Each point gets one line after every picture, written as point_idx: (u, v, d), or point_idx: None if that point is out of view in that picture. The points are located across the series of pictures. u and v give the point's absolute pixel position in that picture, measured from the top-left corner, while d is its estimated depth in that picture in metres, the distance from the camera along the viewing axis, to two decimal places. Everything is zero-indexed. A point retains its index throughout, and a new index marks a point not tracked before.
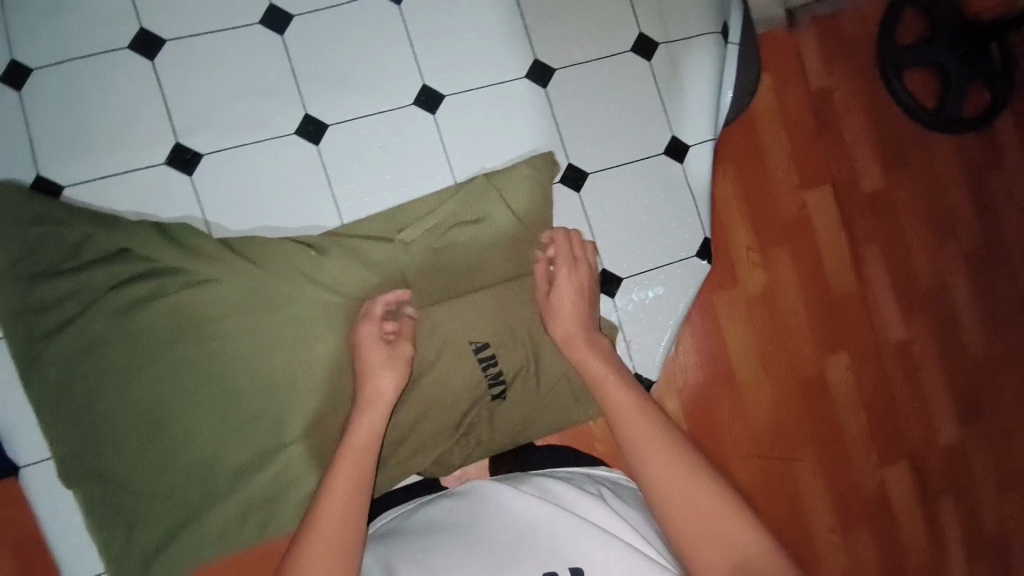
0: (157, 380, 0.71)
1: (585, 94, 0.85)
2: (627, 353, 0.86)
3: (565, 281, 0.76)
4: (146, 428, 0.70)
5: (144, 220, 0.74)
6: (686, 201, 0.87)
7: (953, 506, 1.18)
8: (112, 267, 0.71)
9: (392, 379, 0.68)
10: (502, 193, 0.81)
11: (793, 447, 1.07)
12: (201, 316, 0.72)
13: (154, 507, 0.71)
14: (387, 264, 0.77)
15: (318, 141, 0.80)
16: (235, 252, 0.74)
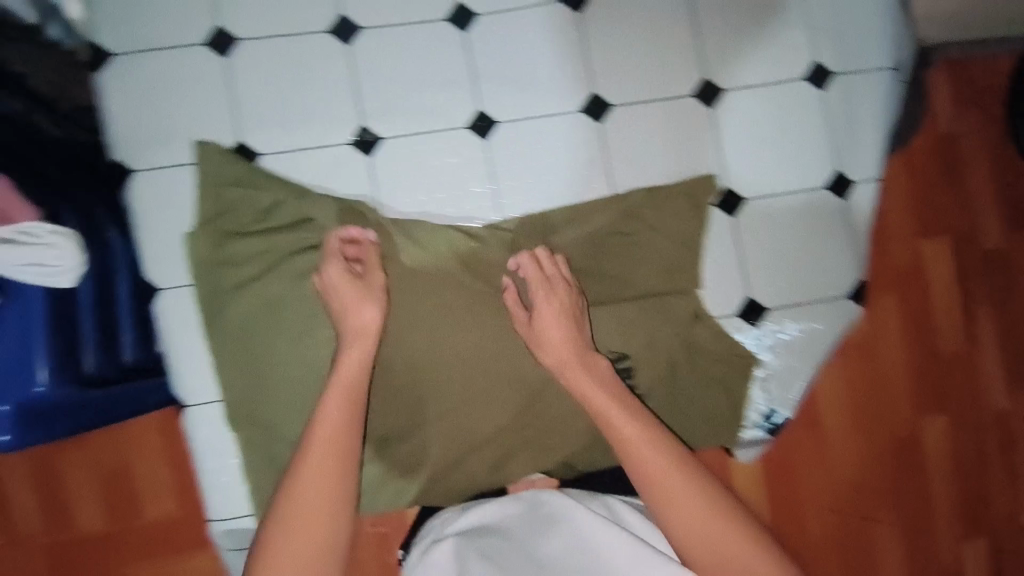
0: (323, 342, 0.80)
1: (755, 118, 0.82)
2: (762, 385, 0.85)
3: (543, 307, 0.75)
4: (308, 386, 0.79)
5: (326, 194, 0.80)
6: (842, 237, 0.84)
7: None
8: (298, 235, 0.80)
9: (373, 311, 0.73)
10: (658, 209, 0.82)
11: (873, 507, 1.04)
12: None
13: None
14: None
15: (486, 137, 0.83)
16: (404, 235, 0.81)
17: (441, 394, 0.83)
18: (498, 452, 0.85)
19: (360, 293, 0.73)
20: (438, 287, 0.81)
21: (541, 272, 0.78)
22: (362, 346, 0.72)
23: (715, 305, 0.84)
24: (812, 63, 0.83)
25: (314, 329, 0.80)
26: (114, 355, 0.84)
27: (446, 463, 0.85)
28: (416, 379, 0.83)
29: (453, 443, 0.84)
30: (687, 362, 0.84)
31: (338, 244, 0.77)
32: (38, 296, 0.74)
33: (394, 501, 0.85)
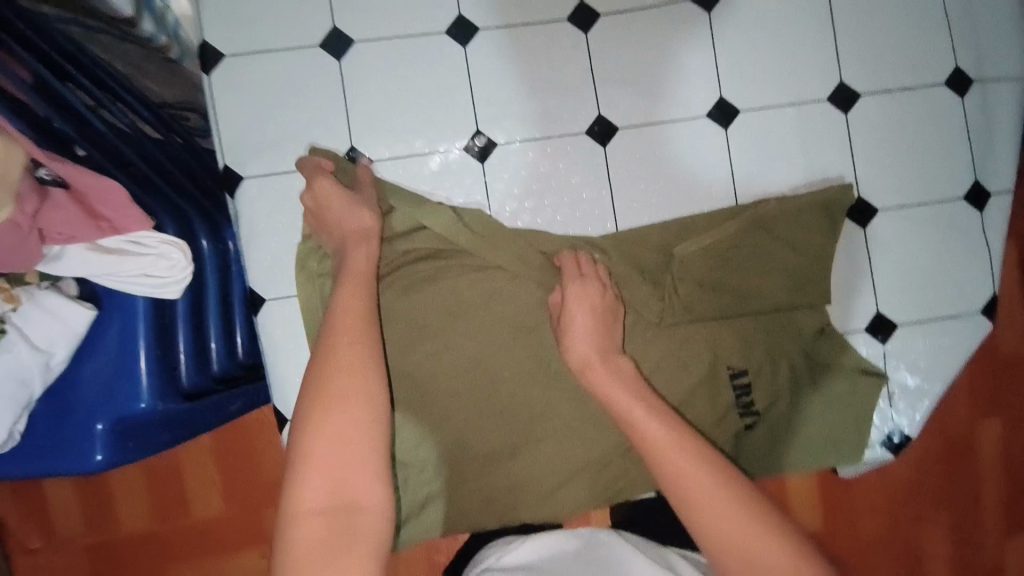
0: (433, 355, 0.77)
1: (887, 126, 0.80)
2: (886, 400, 0.83)
3: (573, 300, 0.71)
4: (416, 402, 0.78)
5: (443, 204, 0.77)
6: (977, 250, 0.81)
7: None
8: (410, 242, 0.77)
9: (371, 213, 0.69)
10: (789, 220, 0.78)
11: (926, 511, 1.19)
12: (475, 300, 0.77)
13: (412, 478, 0.80)
14: (654, 271, 0.79)
15: (606, 144, 0.79)
16: (524, 244, 0.78)
17: (498, 416, 0.78)
18: (598, 472, 0.81)
19: (351, 202, 0.69)
20: (505, 293, 0.78)
21: (577, 270, 0.74)
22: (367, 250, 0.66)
23: (843, 319, 0.81)
24: (955, 68, 0.79)
25: (426, 340, 0.77)
26: (206, 367, 0.83)
27: (494, 487, 0.80)
28: (461, 400, 0.78)
29: (551, 463, 0.80)
30: (807, 377, 0.81)
31: (311, 165, 0.73)
32: (146, 308, 0.74)
33: (447, 524, 0.81)
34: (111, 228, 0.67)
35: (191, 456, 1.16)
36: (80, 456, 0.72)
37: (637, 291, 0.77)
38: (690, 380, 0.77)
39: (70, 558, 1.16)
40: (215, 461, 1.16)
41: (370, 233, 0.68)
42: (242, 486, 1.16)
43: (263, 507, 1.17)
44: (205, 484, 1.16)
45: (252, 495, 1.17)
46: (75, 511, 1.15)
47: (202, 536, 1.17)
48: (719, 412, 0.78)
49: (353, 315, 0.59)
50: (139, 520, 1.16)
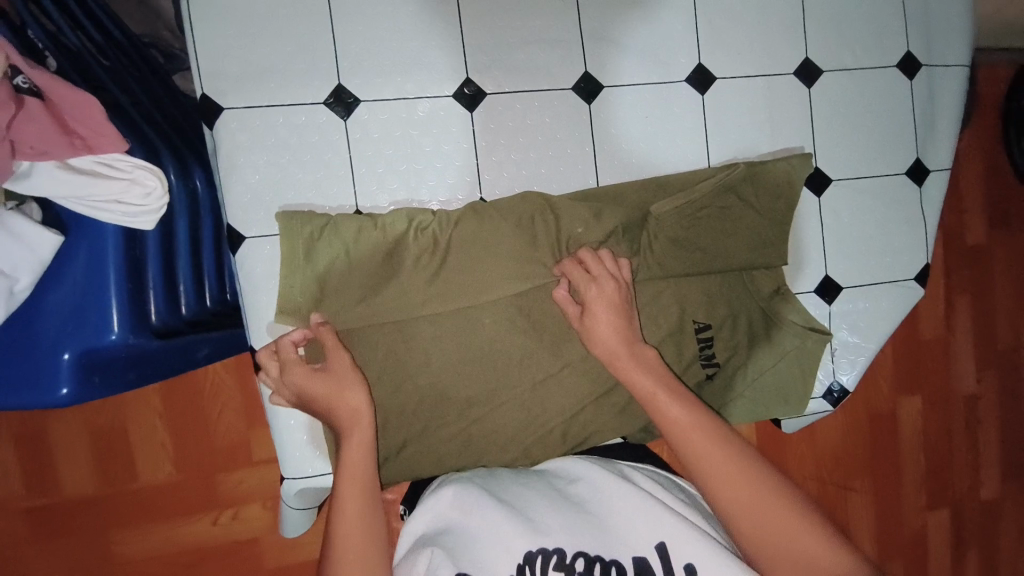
0: (413, 300, 0.77)
1: (844, 103, 0.87)
2: (829, 357, 0.91)
3: (597, 313, 0.73)
4: (395, 344, 0.78)
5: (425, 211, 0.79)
6: (914, 222, 0.90)
7: (976, 555, 1.45)
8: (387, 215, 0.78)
9: (356, 389, 0.70)
10: (755, 184, 0.84)
11: (850, 479, 1.35)
12: (456, 250, 0.79)
13: (389, 421, 0.80)
14: (631, 232, 0.81)
15: (591, 101, 0.82)
16: (500, 205, 0.80)
17: (476, 363, 0.79)
18: (567, 421, 0.84)
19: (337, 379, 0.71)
20: (489, 241, 0.79)
21: (587, 274, 0.76)
22: (359, 442, 0.69)
23: (797, 280, 0.88)
24: (905, 52, 0.89)
25: (408, 281, 0.78)
26: (175, 307, 0.79)
27: (463, 436, 0.81)
28: (436, 343, 0.78)
29: (523, 411, 0.82)
30: (762, 330, 0.87)
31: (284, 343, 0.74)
32: (117, 237, 0.71)
33: (413, 472, 0.83)
34: (85, 147, 0.65)
35: (139, 419, 1.12)
36: (44, 388, 0.70)
37: (615, 248, 0.80)
38: (659, 332, 0.82)
39: (4, 521, 1.10)
40: (165, 426, 1.12)
41: (360, 416, 0.70)
42: (195, 453, 1.13)
43: (216, 474, 1.14)
44: (153, 450, 1.12)
45: (204, 462, 1.14)
46: (7, 472, 1.09)
47: (149, 500, 1.13)
48: (687, 363, 0.83)
49: (354, 520, 0.65)
50: (82, 485, 1.11)
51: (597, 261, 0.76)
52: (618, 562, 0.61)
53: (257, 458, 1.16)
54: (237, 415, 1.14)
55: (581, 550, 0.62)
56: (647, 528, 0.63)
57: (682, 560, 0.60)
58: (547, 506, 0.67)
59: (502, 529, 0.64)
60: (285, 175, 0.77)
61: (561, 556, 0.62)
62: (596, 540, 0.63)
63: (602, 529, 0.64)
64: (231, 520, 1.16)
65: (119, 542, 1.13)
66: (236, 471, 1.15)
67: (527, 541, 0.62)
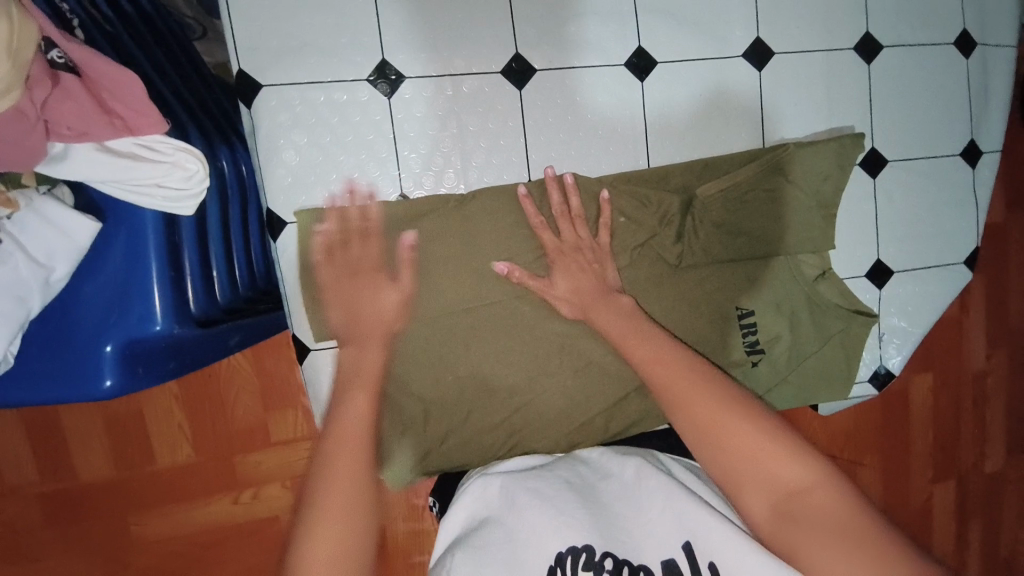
0: (448, 287, 0.75)
1: (901, 80, 0.84)
2: (876, 340, 0.89)
3: (559, 267, 0.71)
4: (432, 333, 0.75)
5: (450, 195, 0.75)
6: (967, 205, 0.88)
7: (981, 526, 1.48)
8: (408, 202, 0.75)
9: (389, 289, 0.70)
10: (810, 163, 0.79)
11: (860, 454, 1.36)
12: (490, 232, 0.75)
13: (432, 413, 0.78)
14: (673, 215, 0.78)
15: (643, 77, 0.78)
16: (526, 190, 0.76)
17: (516, 349, 0.77)
18: (611, 408, 0.81)
19: (367, 274, 0.70)
20: (523, 228, 0.75)
21: (568, 225, 0.72)
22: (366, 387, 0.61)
23: (849, 265, 0.85)
24: (963, 27, 0.86)
25: (442, 272, 0.74)
26: (212, 293, 0.75)
27: (504, 429, 0.79)
28: (472, 334, 0.76)
29: (565, 399, 0.80)
30: (810, 318, 0.83)
31: (347, 194, 0.74)
32: (157, 223, 0.67)
33: (450, 468, 0.80)
34: (124, 127, 0.62)
35: (155, 401, 1.04)
36: (86, 381, 0.67)
37: (661, 245, 0.78)
38: (698, 321, 0.79)
39: (17, 510, 1.04)
40: (182, 409, 1.05)
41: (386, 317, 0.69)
42: (212, 435, 1.07)
43: (234, 456, 1.08)
44: (169, 432, 1.06)
45: (223, 443, 1.07)
46: (20, 454, 1.03)
47: (167, 483, 1.07)
48: (727, 353, 0.80)
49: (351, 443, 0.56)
50: (96, 470, 1.05)
51: (571, 223, 0.72)
52: (645, 565, 0.58)
53: (275, 439, 1.09)
54: (254, 398, 1.06)
55: (608, 550, 0.58)
56: (672, 527, 0.59)
57: (704, 556, 0.56)
58: (575, 498, 0.63)
59: (529, 525, 0.61)
60: (326, 156, 0.73)
61: (589, 554, 0.58)
62: (622, 542, 0.59)
63: (628, 530, 0.60)
64: (252, 500, 1.10)
65: (138, 524, 1.07)
66: (254, 452, 1.08)
67: (557, 541, 0.59)
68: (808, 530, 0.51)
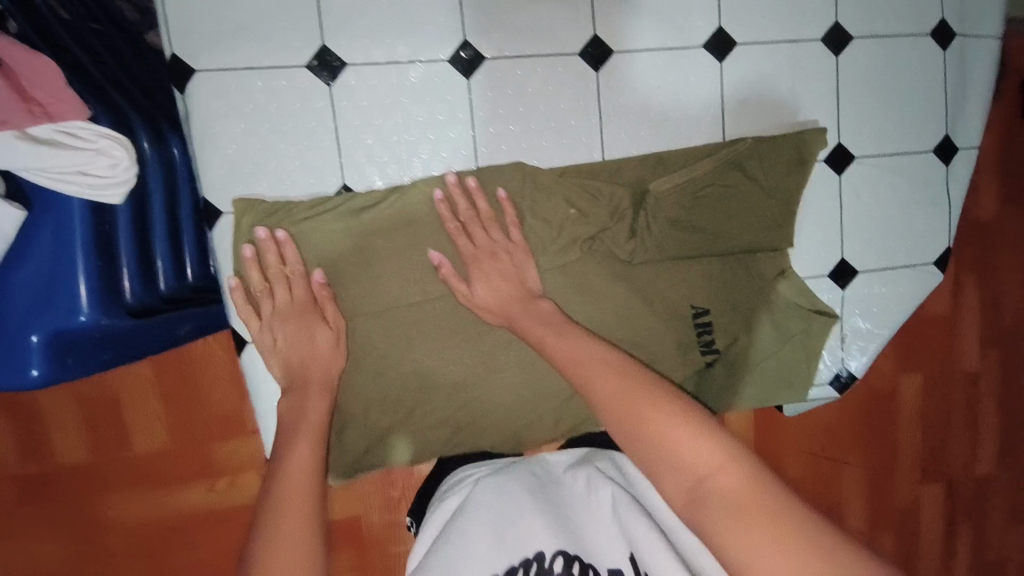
0: (385, 282, 0.73)
1: (871, 74, 0.80)
2: (839, 342, 0.86)
3: (479, 274, 0.70)
4: (368, 330, 0.73)
5: (393, 188, 0.73)
6: (941, 204, 0.84)
7: (971, 538, 1.35)
8: (351, 196, 0.72)
9: (324, 332, 0.70)
10: (764, 159, 0.77)
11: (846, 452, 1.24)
12: (431, 226, 0.72)
13: (370, 414, 0.76)
14: (619, 210, 0.75)
15: (599, 67, 0.75)
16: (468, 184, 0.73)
17: (458, 347, 0.75)
18: (557, 407, 0.80)
19: (301, 312, 0.69)
20: None
21: (485, 234, 0.70)
22: (310, 439, 0.66)
23: (810, 263, 0.82)
24: (940, 17, 0.82)
25: (384, 266, 0.72)
26: (152, 283, 0.72)
27: (447, 427, 0.78)
28: (418, 331, 0.74)
29: (512, 396, 0.78)
30: (766, 321, 0.82)
31: (272, 242, 0.69)
32: (84, 211, 0.65)
33: (393, 464, 0.79)
34: (45, 114, 0.60)
35: (128, 381, 0.92)
36: (14, 370, 0.66)
37: (611, 241, 0.76)
38: (648, 320, 0.77)
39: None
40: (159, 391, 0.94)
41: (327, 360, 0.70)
42: (190, 419, 0.96)
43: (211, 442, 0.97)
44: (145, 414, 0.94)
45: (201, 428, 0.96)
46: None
47: (118, 470, 0.96)
48: (679, 353, 0.78)
49: (296, 484, 0.62)
50: (68, 450, 0.94)
51: (482, 227, 0.70)
52: (592, 565, 0.62)
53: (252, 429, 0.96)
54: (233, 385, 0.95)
55: (560, 550, 0.62)
56: (620, 541, 0.63)
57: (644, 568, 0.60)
58: (527, 501, 0.67)
59: (475, 525, 0.65)
60: (265, 145, 0.71)
61: (541, 560, 0.61)
62: (578, 543, 0.63)
63: (578, 537, 0.64)
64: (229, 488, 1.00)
65: (109, 510, 0.97)
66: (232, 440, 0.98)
67: (507, 554, 0.62)
68: (719, 516, 0.49)
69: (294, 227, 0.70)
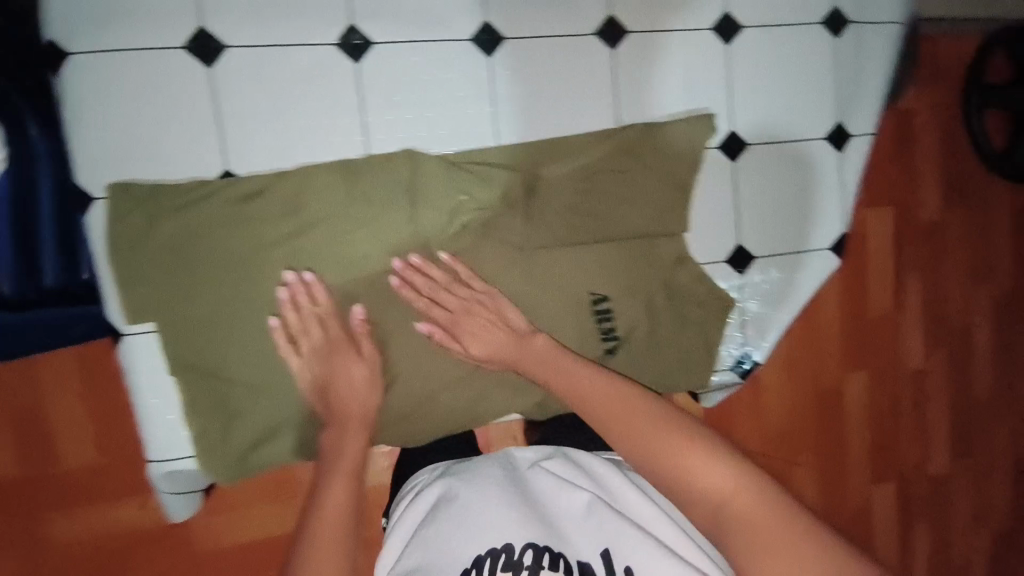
0: (268, 270, 0.73)
1: (762, 64, 0.82)
2: (740, 329, 0.88)
3: (464, 334, 0.72)
4: (254, 319, 0.74)
5: (277, 174, 0.73)
6: (834, 190, 0.86)
7: (927, 532, 1.25)
8: (229, 184, 0.71)
9: (359, 368, 0.72)
10: (655, 147, 0.80)
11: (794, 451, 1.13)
12: (318, 214, 0.73)
13: (256, 405, 0.77)
14: (506, 196, 0.76)
15: (490, 54, 0.76)
16: (353, 172, 0.74)
17: None
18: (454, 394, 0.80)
19: (336, 348, 0.72)
20: (359, 208, 0.74)
21: (426, 283, 0.73)
22: (345, 481, 0.68)
23: (708, 249, 0.84)
24: (831, 7, 0.84)
25: (272, 254, 0.73)
26: (32, 277, 0.70)
27: None
28: None
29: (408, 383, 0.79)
30: (665, 304, 0.82)
31: (300, 284, 0.72)
32: None
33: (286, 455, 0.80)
34: None
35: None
36: None
37: (507, 227, 0.77)
38: (546, 305, 0.77)
39: None
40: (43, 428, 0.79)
41: (361, 398, 0.72)
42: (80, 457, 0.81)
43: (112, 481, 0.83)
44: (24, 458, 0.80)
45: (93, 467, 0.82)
46: None
47: None
48: (578, 337, 0.78)
49: (334, 517, 0.65)
50: None
51: (447, 293, 0.73)
52: (563, 555, 0.59)
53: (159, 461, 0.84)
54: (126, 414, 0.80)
55: (529, 542, 0.60)
56: (595, 535, 0.61)
57: (621, 561, 0.58)
58: (499, 496, 0.65)
59: (446, 519, 0.63)
60: (143, 130, 0.69)
61: (509, 553, 0.59)
62: (554, 536, 0.61)
63: (555, 531, 0.61)
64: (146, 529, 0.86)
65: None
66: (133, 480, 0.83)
67: (477, 545, 0.60)
68: (744, 538, 0.55)
69: (172, 215, 0.71)
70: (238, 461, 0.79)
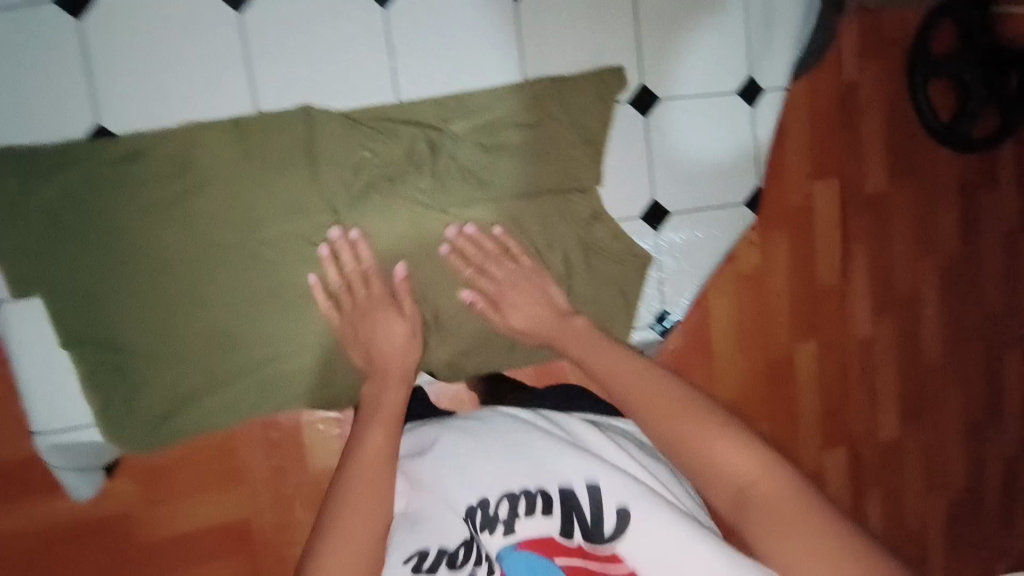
0: (161, 233, 0.70)
1: (670, 17, 0.81)
2: (657, 288, 0.87)
3: (511, 306, 0.74)
4: (149, 284, 0.71)
5: (164, 132, 0.69)
6: (746, 147, 0.87)
7: (879, 508, 1.10)
8: (114, 143, 0.68)
9: (399, 325, 0.71)
10: (564, 101, 0.78)
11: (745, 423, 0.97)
12: (211, 171, 0.70)
13: (157, 376, 0.73)
14: (411, 152, 0.74)
15: (386, 5, 0.73)
16: (244, 128, 0.71)
17: (250, 300, 0.73)
18: None
19: (378, 307, 0.71)
20: (256, 166, 0.71)
21: (478, 251, 0.75)
22: (385, 425, 0.62)
23: (623, 205, 0.83)
24: None
25: (161, 215, 0.70)
26: None
27: (250, 383, 0.76)
28: (211, 283, 0.72)
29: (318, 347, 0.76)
30: (581, 260, 0.81)
31: (346, 241, 0.72)
32: None
33: (193, 429, 0.77)
34: None
35: None
36: None
37: (414, 184, 0.75)
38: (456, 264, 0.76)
39: None
40: None
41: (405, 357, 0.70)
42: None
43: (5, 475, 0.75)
44: None
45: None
46: None
47: None
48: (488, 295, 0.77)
49: (375, 463, 0.58)
50: None
51: (495, 264, 0.75)
52: (544, 491, 0.55)
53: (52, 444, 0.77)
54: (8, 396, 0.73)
55: (505, 493, 0.55)
56: (588, 470, 0.56)
57: (614, 500, 0.53)
58: (490, 447, 0.60)
59: (449, 470, 0.59)
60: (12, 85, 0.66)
61: (484, 508, 0.54)
62: (546, 475, 0.56)
63: (542, 471, 0.57)
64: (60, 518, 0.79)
65: None
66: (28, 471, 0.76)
67: (468, 496, 0.56)
68: (766, 523, 0.48)
69: (51, 176, 0.67)
70: (142, 436, 0.76)
